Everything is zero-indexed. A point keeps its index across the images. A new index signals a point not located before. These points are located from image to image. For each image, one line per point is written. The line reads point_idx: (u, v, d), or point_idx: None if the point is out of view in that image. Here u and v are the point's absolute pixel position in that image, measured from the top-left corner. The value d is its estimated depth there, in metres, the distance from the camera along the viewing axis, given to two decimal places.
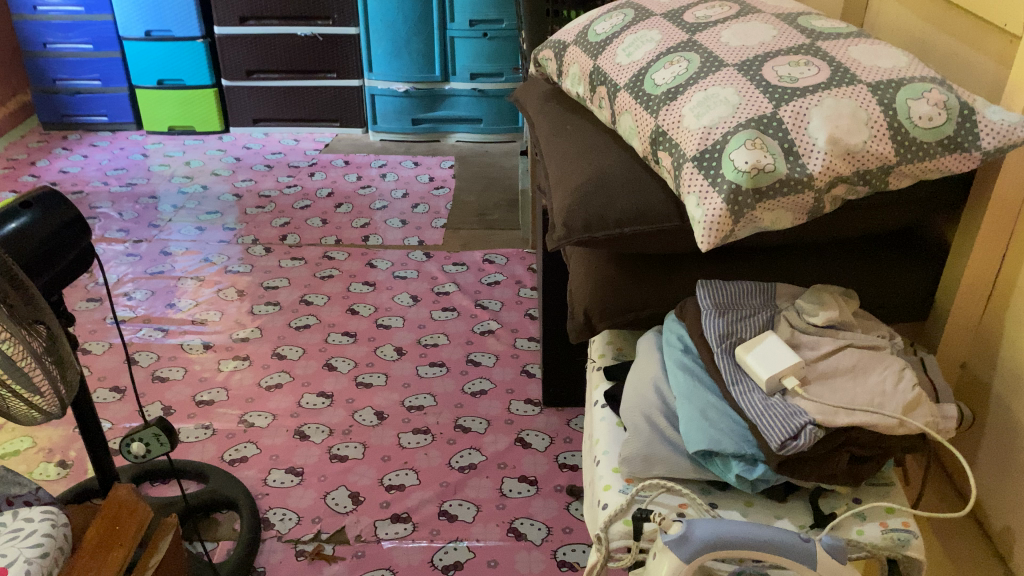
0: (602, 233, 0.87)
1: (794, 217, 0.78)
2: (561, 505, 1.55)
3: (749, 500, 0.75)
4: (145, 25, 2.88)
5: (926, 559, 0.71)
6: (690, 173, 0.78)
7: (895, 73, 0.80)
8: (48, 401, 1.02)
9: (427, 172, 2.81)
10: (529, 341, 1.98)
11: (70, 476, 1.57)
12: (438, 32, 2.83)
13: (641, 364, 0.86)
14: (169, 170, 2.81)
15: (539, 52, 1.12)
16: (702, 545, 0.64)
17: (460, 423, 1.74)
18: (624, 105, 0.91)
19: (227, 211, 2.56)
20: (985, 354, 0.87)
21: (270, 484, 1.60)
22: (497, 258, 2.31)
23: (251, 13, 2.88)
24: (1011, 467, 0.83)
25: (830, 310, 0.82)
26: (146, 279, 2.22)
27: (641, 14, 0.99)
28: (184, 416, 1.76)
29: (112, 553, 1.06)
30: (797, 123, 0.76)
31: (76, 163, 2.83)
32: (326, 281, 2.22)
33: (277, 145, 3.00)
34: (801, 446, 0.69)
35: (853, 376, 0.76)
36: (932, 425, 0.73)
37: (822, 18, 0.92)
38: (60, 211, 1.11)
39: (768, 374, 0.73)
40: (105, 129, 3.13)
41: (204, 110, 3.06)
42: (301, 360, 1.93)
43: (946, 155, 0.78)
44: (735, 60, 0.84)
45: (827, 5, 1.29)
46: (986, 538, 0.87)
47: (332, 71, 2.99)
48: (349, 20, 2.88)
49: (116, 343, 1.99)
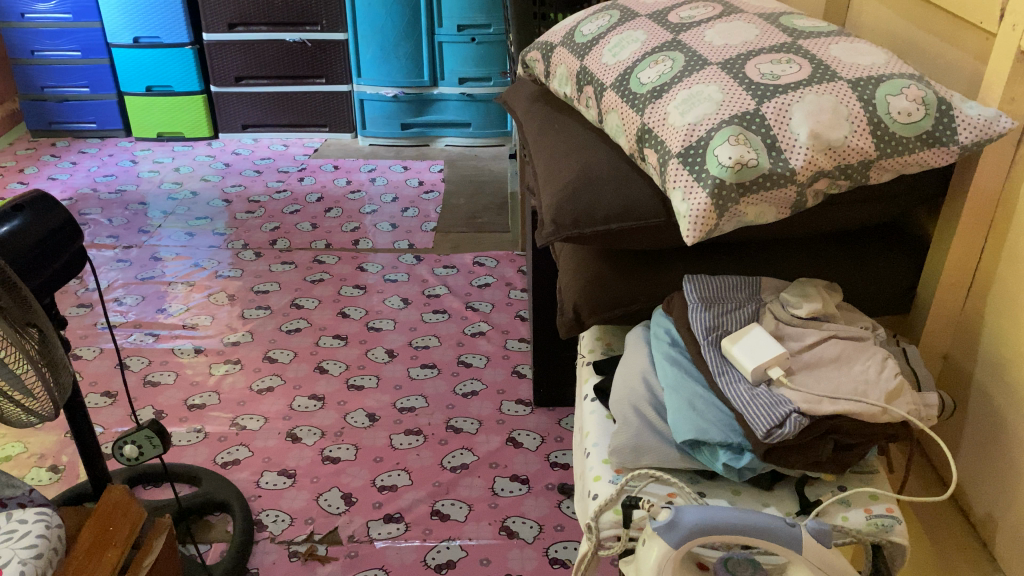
0: (591, 229, 0.88)
1: (777, 211, 0.80)
2: (552, 503, 1.56)
3: (736, 489, 0.77)
4: (134, 32, 2.89)
5: (909, 543, 0.73)
6: (675, 168, 0.79)
7: (874, 70, 0.82)
8: (41, 403, 1.02)
9: (417, 176, 2.83)
10: (520, 341, 1.99)
11: (63, 481, 1.57)
12: (426, 37, 2.85)
13: (630, 357, 0.87)
14: (158, 176, 2.81)
15: (527, 53, 1.14)
16: (690, 531, 0.65)
17: (451, 423, 1.75)
18: (610, 104, 0.92)
19: (217, 216, 2.57)
20: (967, 345, 0.90)
21: (263, 486, 1.60)
22: (487, 260, 2.32)
23: (239, 19, 2.89)
24: (992, 455, 0.85)
25: (813, 303, 0.83)
26: (136, 284, 2.22)
27: (626, 15, 1.01)
28: (177, 419, 1.76)
29: (106, 553, 1.07)
30: (779, 119, 0.78)
31: (65, 170, 2.83)
32: (317, 284, 2.22)
33: (266, 150, 3.01)
34: (787, 434, 0.71)
35: (837, 366, 0.77)
36: (914, 413, 0.74)
37: (803, 17, 0.94)
38: (52, 214, 1.12)
39: (754, 365, 0.75)
40: (94, 136, 3.13)
41: (193, 116, 3.06)
42: (292, 363, 1.93)
43: (924, 150, 0.79)
44: (719, 59, 0.86)
45: (810, 5, 1.31)
46: (970, 525, 0.89)
47: (321, 77, 3.00)
48: (337, 25, 2.89)
49: (107, 348, 1.99)
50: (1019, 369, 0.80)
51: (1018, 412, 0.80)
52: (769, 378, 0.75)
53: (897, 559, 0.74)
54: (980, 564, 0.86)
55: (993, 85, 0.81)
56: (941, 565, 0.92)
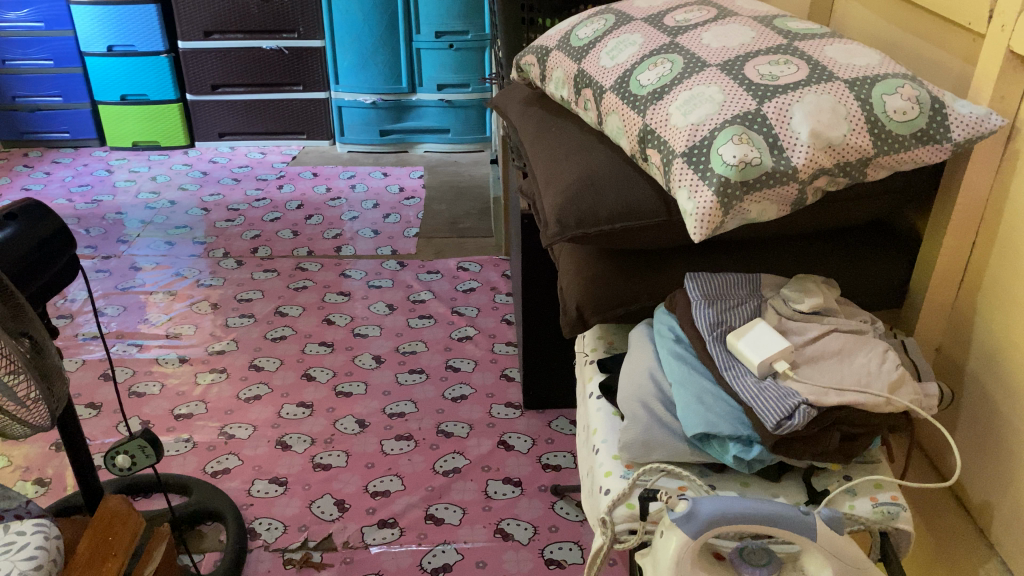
0: (595, 229, 0.89)
1: (778, 209, 0.82)
2: (546, 504, 1.57)
3: (745, 481, 0.79)
4: (108, 40, 2.86)
5: (914, 529, 0.74)
6: (680, 168, 0.81)
7: (869, 70, 0.84)
8: (35, 413, 1.00)
9: (397, 182, 2.83)
10: (507, 345, 2.00)
11: (50, 494, 1.55)
12: (404, 44, 2.85)
13: (635, 355, 0.89)
14: (135, 186, 2.79)
15: (522, 58, 1.15)
16: (708, 522, 0.66)
17: (442, 428, 1.75)
18: (610, 106, 0.94)
19: (196, 225, 2.55)
20: (959, 337, 0.92)
21: (254, 495, 1.59)
22: (471, 265, 2.33)
23: (215, 27, 2.87)
24: (986, 443, 0.87)
25: (814, 297, 0.85)
26: (117, 294, 2.19)
27: (622, 19, 1.02)
28: (164, 429, 1.75)
29: (107, 563, 1.06)
30: (780, 118, 0.80)
31: (39, 181, 2.79)
32: (300, 291, 2.22)
33: (244, 158, 2.99)
34: (796, 425, 0.72)
35: (840, 358, 0.79)
36: (916, 402, 0.76)
37: (796, 20, 0.96)
38: (45, 222, 1.11)
39: (759, 358, 0.77)
40: (67, 146, 3.09)
41: (168, 124, 3.03)
42: (279, 371, 1.93)
43: (919, 147, 0.82)
44: (718, 61, 0.88)
45: (795, 7, 1.33)
46: (966, 512, 0.91)
47: (298, 84, 2.99)
48: (314, 32, 2.89)
49: (89, 359, 1.97)
50: (1011, 359, 0.83)
51: (1012, 400, 0.83)
52: (774, 371, 0.77)
53: (902, 546, 0.75)
54: (977, 549, 0.88)
55: (982, 84, 0.84)
56: (938, 551, 0.94)
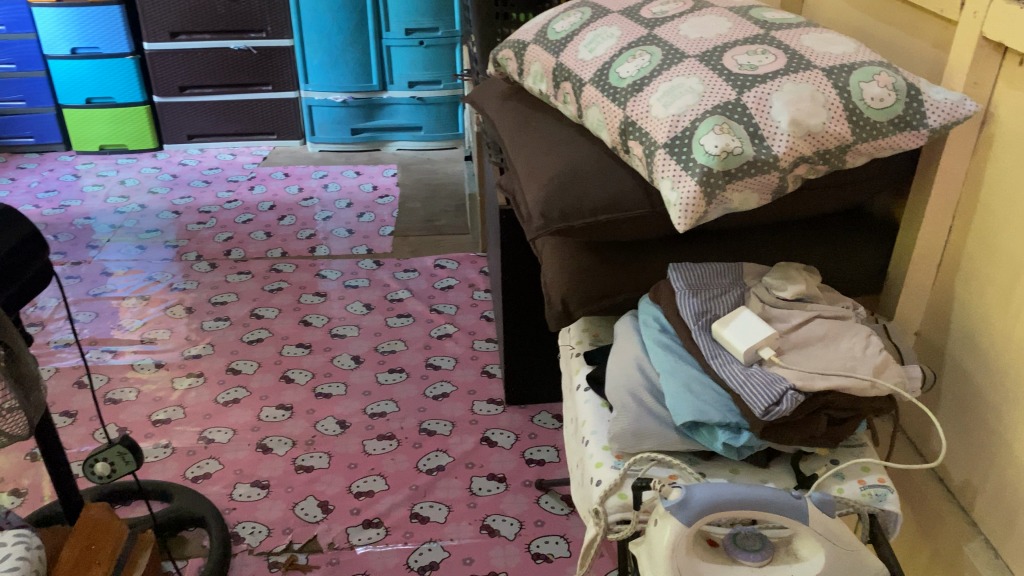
0: (579, 221, 0.89)
1: (760, 197, 0.83)
2: (531, 499, 1.57)
3: (735, 467, 0.80)
4: (71, 42, 2.81)
5: (901, 511, 0.76)
6: (662, 159, 0.81)
7: (846, 58, 0.85)
8: (13, 422, 0.98)
9: (370, 181, 2.81)
10: (487, 342, 2.00)
11: (27, 504, 1.53)
12: (374, 42, 2.84)
13: (621, 346, 0.89)
14: (103, 190, 2.74)
15: (498, 52, 1.15)
16: (701, 510, 0.66)
17: (424, 426, 1.75)
18: (590, 98, 0.94)
19: (167, 228, 2.52)
20: (938, 320, 0.93)
21: (236, 499, 1.58)
22: (448, 262, 2.33)
23: (181, 27, 2.84)
24: (967, 425, 0.89)
25: (797, 284, 0.87)
26: (88, 300, 2.16)
27: (598, 12, 1.03)
28: (142, 436, 1.73)
29: (91, 571, 1.05)
30: (760, 107, 0.80)
31: (3, 187, 2.74)
32: (276, 293, 2.20)
33: (214, 160, 2.96)
34: (784, 411, 0.73)
35: (824, 343, 0.80)
36: (900, 385, 0.77)
37: (772, 10, 0.97)
38: (16, 227, 1.09)
39: (744, 346, 0.77)
40: (31, 151, 3.04)
41: (136, 127, 2.99)
42: (257, 373, 1.91)
43: (896, 133, 0.83)
44: (696, 51, 0.88)
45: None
46: (949, 493, 0.93)
47: (268, 84, 2.97)
48: (283, 31, 2.86)
49: (62, 367, 1.93)
50: (990, 340, 0.84)
51: (992, 380, 0.84)
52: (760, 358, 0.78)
53: (891, 528, 0.77)
54: (961, 529, 0.90)
55: (957, 70, 0.85)
56: (922, 532, 0.96)
